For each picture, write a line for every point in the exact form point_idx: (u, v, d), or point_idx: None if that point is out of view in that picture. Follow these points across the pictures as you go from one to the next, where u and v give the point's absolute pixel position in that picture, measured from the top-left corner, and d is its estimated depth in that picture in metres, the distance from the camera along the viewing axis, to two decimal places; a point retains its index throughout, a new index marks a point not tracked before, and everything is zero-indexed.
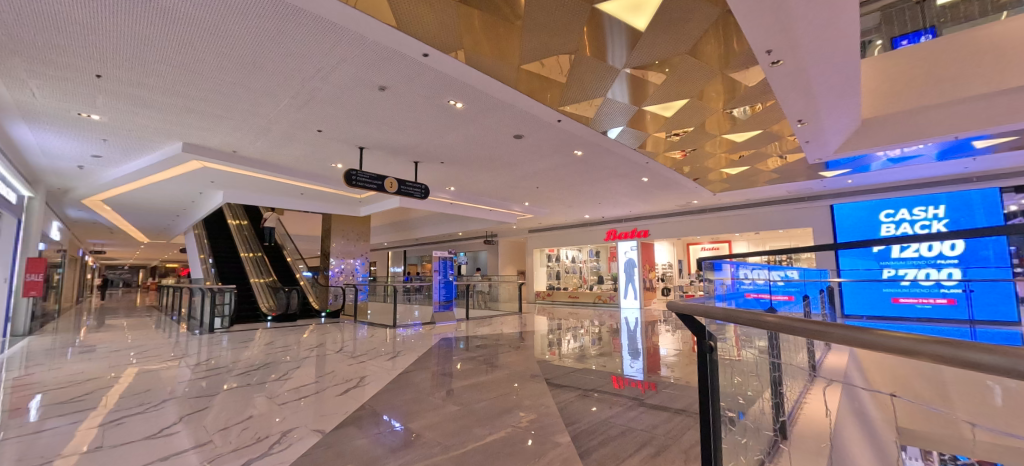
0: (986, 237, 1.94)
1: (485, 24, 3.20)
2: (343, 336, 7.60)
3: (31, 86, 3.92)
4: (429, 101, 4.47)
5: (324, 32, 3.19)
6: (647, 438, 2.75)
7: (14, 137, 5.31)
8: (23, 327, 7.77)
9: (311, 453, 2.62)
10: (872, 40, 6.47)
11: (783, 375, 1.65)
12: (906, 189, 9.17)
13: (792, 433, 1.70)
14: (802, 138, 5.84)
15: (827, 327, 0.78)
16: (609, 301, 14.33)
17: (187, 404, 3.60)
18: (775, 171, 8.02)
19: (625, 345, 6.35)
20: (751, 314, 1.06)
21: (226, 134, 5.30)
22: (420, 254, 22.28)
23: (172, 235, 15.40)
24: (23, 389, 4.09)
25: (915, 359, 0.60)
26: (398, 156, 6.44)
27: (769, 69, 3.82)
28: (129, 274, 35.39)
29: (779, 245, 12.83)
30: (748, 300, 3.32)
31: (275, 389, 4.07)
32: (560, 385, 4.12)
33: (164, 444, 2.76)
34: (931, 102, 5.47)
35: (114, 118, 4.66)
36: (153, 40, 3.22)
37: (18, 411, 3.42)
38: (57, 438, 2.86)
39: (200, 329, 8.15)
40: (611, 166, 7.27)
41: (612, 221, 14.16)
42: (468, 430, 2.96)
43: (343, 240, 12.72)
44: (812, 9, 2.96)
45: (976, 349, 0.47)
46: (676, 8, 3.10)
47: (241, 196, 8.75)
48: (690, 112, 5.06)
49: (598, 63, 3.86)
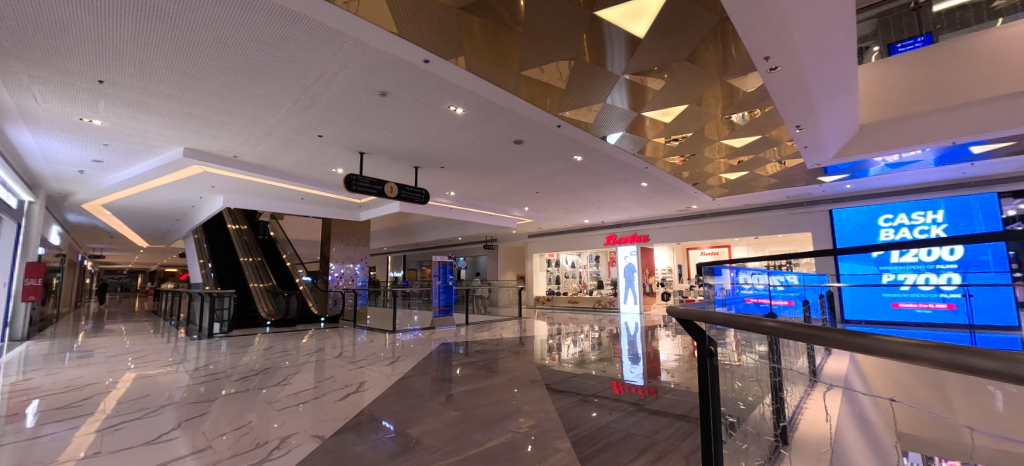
0: (985, 243, 1.98)
1: (485, 32, 3.23)
2: (343, 341, 7.56)
3: (33, 92, 3.95)
4: (429, 107, 4.51)
5: (326, 38, 3.23)
6: (648, 444, 2.74)
7: (16, 142, 5.33)
8: (21, 332, 7.64)
9: (311, 458, 2.60)
10: (869, 47, 6.69)
11: (784, 381, 1.58)
12: (905, 193, 9.18)
13: (794, 438, 1.65)
14: (802, 143, 5.85)
15: (826, 332, 0.79)
16: (608, 306, 14.31)
17: (185, 410, 3.57)
18: (775, 177, 8.04)
19: (625, 350, 6.33)
20: (752, 319, 1.07)
21: (227, 139, 5.32)
22: (420, 259, 22.24)
23: (171, 240, 15.42)
24: (19, 395, 4.04)
25: (913, 364, 0.61)
26: (398, 162, 6.49)
27: (767, 75, 3.86)
28: (129, 278, 35.40)
29: (779, 250, 12.88)
30: (749, 304, 3.26)
31: (274, 394, 4.05)
32: (561, 390, 4.09)
33: (163, 450, 2.74)
34: (930, 108, 5.48)
35: (115, 123, 4.69)
36: (155, 46, 3.25)
37: (14, 417, 3.39)
38: (54, 445, 2.83)
39: (200, 335, 8.11)
40: (611, 171, 7.31)
41: (612, 226, 14.17)
42: (469, 436, 2.94)
43: (343, 245, 12.62)
44: (809, 13, 2.99)
45: (974, 353, 0.48)
46: (674, 16, 3.13)
47: (239, 200, 8.78)
48: (689, 118, 5.08)
49: (597, 69, 3.89)
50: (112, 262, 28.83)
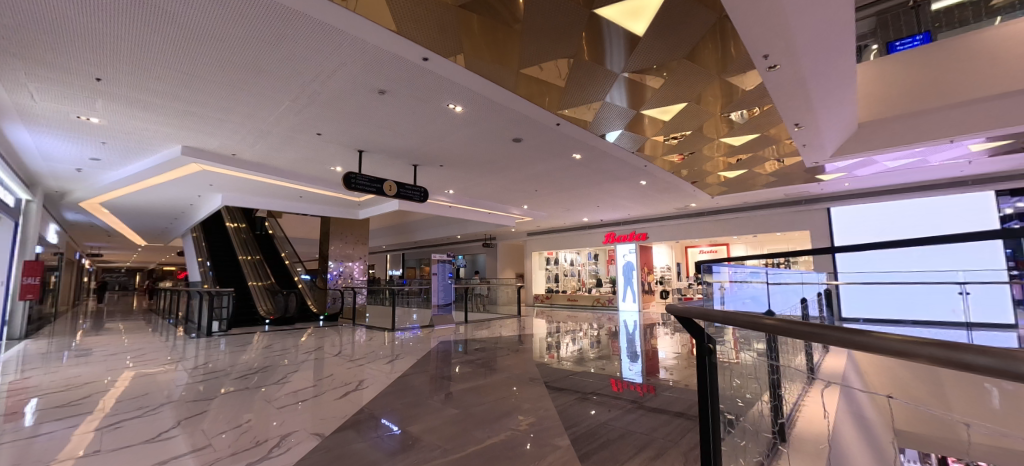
0: (984, 240, 1.98)
1: (484, 28, 3.21)
2: (342, 339, 7.56)
3: (31, 90, 3.94)
4: (428, 105, 4.49)
5: (325, 36, 3.21)
6: (647, 441, 2.76)
7: (13, 140, 5.31)
8: (20, 330, 7.66)
9: (311, 456, 2.61)
10: (868, 45, 6.73)
11: (781, 378, 1.61)
12: (904, 192, 9.19)
13: (793, 435, 1.67)
14: (800, 141, 5.86)
15: (825, 329, 0.80)
16: (608, 304, 14.28)
17: (184, 408, 3.59)
18: (773, 175, 8.05)
19: (624, 348, 6.34)
20: (750, 317, 1.08)
21: (225, 138, 5.31)
22: (418, 257, 22.22)
23: (170, 239, 15.40)
24: (19, 393, 4.05)
25: (910, 361, 0.63)
26: (397, 160, 6.47)
27: (767, 73, 3.86)
28: (127, 277, 35.37)
29: (778, 248, 12.92)
30: (747, 303, 3.24)
31: (273, 392, 4.07)
32: (560, 388, 4.11)
33: (163, 448, 2.75)
34: (928, 106, 5.50)
35: (113, 121, 4.67)
36: (153, 44, 3.23)
37: (14, 415, 3.40)
38: (54, 442, 2.84)
39: (198, 333, 8.09)
40: (611, 169, 7.30)
41: (611, 225, 14.19)
42: (468, 433, 2.96)
43: (342, 243, 12.62)
44: (808, 12, 2.99)
45: (969, 350, 0.49)
46: (673, 15, 3.13)
47: (238, 198, 8.74)
48: (688, 116, 5.09)
49: (596, 67, 3.89)
50: (110, 260, 28.72)
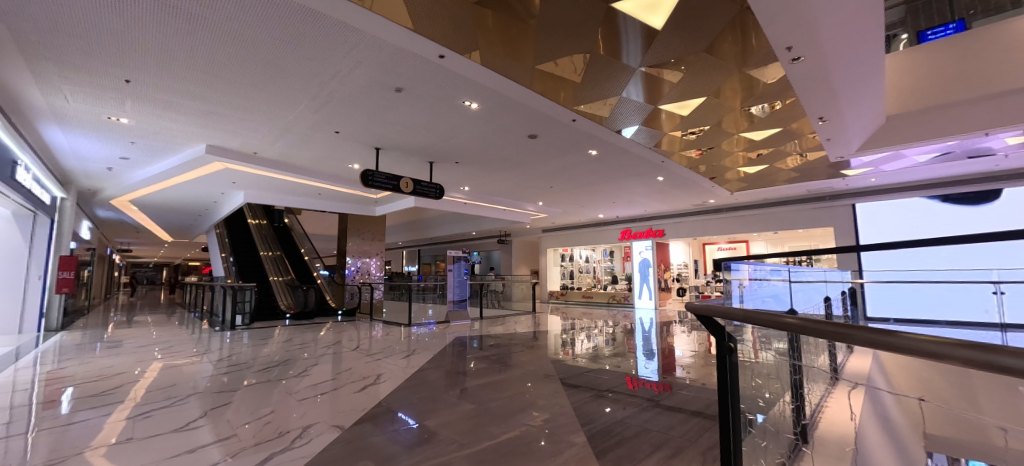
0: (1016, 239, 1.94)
1: (498, 25, 3.21)
2: (360, 334, 7.70)
3: (65, 92, 4.11)
4: (443, 102, 4.51)
5: (343, 35, 3.26)
6: (664, 440, 2.73)
7: (47, 140, 5.56)
8: (56, 323, 7.98)
9: (331, 448, 2.68)
10: (898, 34, 6.35)
11: (804, 378, 1.58)
12: (935, 187, 8.83)
13: (816, 435, 1.64)
14: (824, 136, 5.70)
15: (850, 330, 0.77)
16: (624, 301, 14.14)
17: (209, 399, 3.70)
18: (795, 170, 7.83)
19: (640, 346, 6.30)
20: (772, 316, 1.05)
21: (246, 136, 5.44)
22: (433, 253, 22.44)
23: (194, 234, 15.84)
24: (55, 382, 4.26)
25: (943, 363, 0.60)
26: (412, 157, 6.54)
27: (790, 66, 3.75)
28: (156, 273, 36.78)
29: (800, 246, 12.62)
30: (766, 302, 3.17)
31: (293, 385, 4.16)
32: (576, 385, 4.11)
33: (189, 437, 2.85)
34: (961, 98, 5.26)
35: (142, 121, 4.83)
36: (177, 45, 3.32)
37: (51, 403, 3.57)
38: (87, 430, 2.97)
39: (222, 326, 8.33)
40: (626, 165, 7.22)
41: (626, 221, 14.06)
42: (483, 428, 2.98)
43: (359, 240, 12.82)
44: (833, 3, 2.90)
45: (1004, 351, 0.48)
46: (692, 7, 3.07)
47: (259, 196, 8.95)
48: (706, 110, 4.98)
49: (613, 62, 3.84)
50: (141, 256, 29.89)
